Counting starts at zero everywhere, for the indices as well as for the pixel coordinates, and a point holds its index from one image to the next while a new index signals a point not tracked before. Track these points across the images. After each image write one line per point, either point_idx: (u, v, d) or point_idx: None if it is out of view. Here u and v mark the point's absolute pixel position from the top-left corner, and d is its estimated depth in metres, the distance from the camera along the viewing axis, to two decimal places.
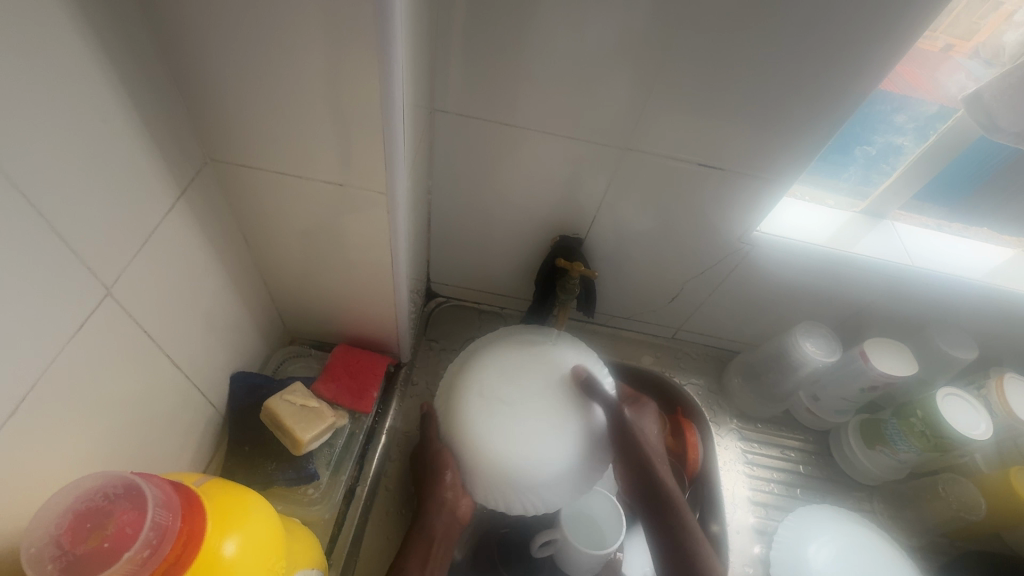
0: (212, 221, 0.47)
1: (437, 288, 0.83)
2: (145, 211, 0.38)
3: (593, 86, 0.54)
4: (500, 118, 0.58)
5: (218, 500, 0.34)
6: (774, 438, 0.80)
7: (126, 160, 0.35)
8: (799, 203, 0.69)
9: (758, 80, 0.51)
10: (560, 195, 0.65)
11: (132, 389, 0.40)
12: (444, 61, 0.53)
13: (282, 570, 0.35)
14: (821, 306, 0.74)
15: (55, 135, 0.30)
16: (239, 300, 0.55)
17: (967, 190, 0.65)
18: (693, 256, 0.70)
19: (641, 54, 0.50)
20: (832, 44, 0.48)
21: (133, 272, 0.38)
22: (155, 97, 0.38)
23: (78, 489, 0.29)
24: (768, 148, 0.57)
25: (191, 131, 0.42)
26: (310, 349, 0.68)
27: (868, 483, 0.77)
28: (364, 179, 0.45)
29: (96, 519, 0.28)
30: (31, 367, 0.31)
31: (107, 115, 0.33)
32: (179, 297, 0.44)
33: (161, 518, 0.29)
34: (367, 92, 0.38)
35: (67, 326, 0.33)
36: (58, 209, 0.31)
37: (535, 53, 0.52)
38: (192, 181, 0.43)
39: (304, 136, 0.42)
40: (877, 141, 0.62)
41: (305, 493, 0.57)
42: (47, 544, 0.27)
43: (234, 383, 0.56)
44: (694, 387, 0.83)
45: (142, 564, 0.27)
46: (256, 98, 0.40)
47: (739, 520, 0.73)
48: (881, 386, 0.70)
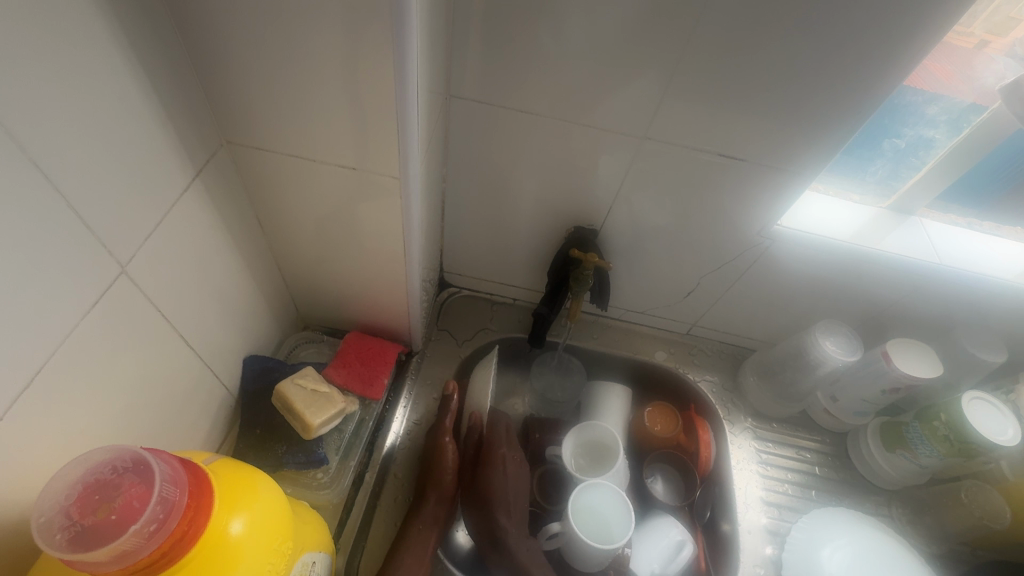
0: (227, 204, 0.48)
1: (450, 278, 0.83)
2: (161, 192, 0.38)
3: (612, 73, 0.52)
4: (516, 105, 0.57)
5: (225, 479, 0.34)
6: (790, 439, 0.78)
7: (142, 140, 0.36)
8: (822, 198, 0.67)
9: (784, 68, 0.49)
10: (576, 185, 0.64)
11: (146, 368, 0.41)
12: (461, 47, 0.53)
13: (288, 551, 0.36)
14: (843, 304, 0.72)
15: (72, 113, 0.30)
16: (253, 284, 0.56)
17: (1002, 187, 0.62)
18: (711, 250, 0.68)
19: (663, 39, 0.49)
20: (864, 31, 0.46)
21: (148, 252, 0.38)
22: (171, 76, 0.37)
23: (88, 462, 0.29)
24: (793, 138, 0.55)
25: (207, 112, 0.42)
26: (323, 335, 0.68)
27: (886, 487, 0.75)
28: (378, 165, 0.45)
29: (104, 492, 0.28)
30: (46, 343, 0.32)
31: (125, 93, 0.33)
32: (193, 278, 0.44)
33: (168, 493, 0.29)
34: (381, 76, 0.38)
35: (83, 300, 0.34)
36: (72, 186, 0.31)
37: (553, 39, 0.51)
38: (208, 163, 0.43)
39: (318, 120, 0.42)
40: (905, 134, 0.60)
41: (314, 477, 0.57)
42: (57, 514, 0.27)
43: (247, 366, 0.57)
44: (708, 384, 0.82)
45: (148, 538, 0.27)
46: (271, 81, 0.40)
47: (751, 520, 0.71)
48: (903, 388, 0.68)
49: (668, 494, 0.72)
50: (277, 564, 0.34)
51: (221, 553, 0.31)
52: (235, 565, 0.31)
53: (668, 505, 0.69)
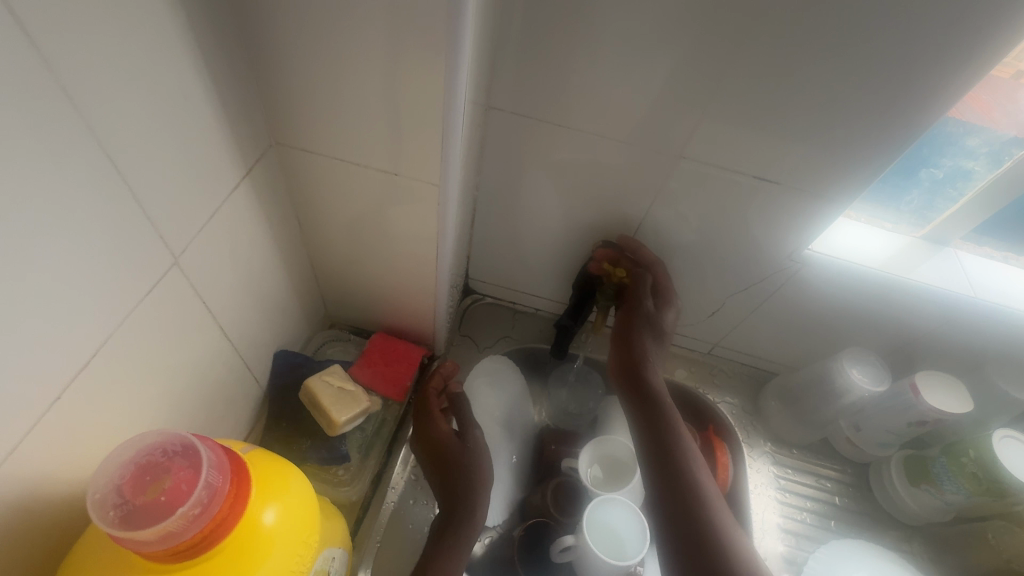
0: (271, 202, 0.49)
1: (474, 285, 0.84)
2: (215, 187, 0.40)
3: (651, 93, 0.53)
4: (553, 119, 0.58)
5: (260, 469, 0.35)
6: (810, 466, 0.77)
7: (202, 138, 0.37)
8: (855, 225, 0.67)
9: (825, 93, 0.49)
10: (606, 200, 0.65)
11: (187, 357, 0.42)
12: (504, 62, 0.54)
13: (315, 544, 0.36)
14: (870, 333, 0.71)
15: (148, 112, 0.32)
16: (288, 280, 0.57)
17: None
18: (738, 271, 0.68)
19: (704, 62, 0.50)
20: (908, 60, 0.46)
21: (198, 243, 0.40)
22: (232, 79, 0.39)
23: (141, 442, 0.30)
24: (829, 163, 0.55)
25: (261, 113, 0.44)
26: (349, 334, 0.69)
27: (909, 523, 0.73)
28: (419, 172, 0.46)
29: (155, 473, 0.29)
30: (102, 327, 0.33)
31: (191, 92, 0.35)
32: (235, 270, 0.46)
33: (213, 479, 0.29)
34: (431, 87, 0.39)
35: (138, 288, 0.35)
36: (142, 180, 0.33)
37: (595, 56, 0.52)
38: (259, 162, 0.45)
39: (366, 126, 0.43)
40: (944, 164, 0.59)
41: (336, 473, 0.58)
42: (110, 491, 0.28)
43: (277, 361, 0.58)
44: (728, 405, 0.81)
45: (193, 521, 0.28)
46: (324, 85, 0.41)
47: (767, 547, 0.70)
48: (930, 422, 0.67)
49: None
50: (304, 557, 0.35)
51: (255, 542, 0.32)
52: (267, 555, 0.32)
53: None
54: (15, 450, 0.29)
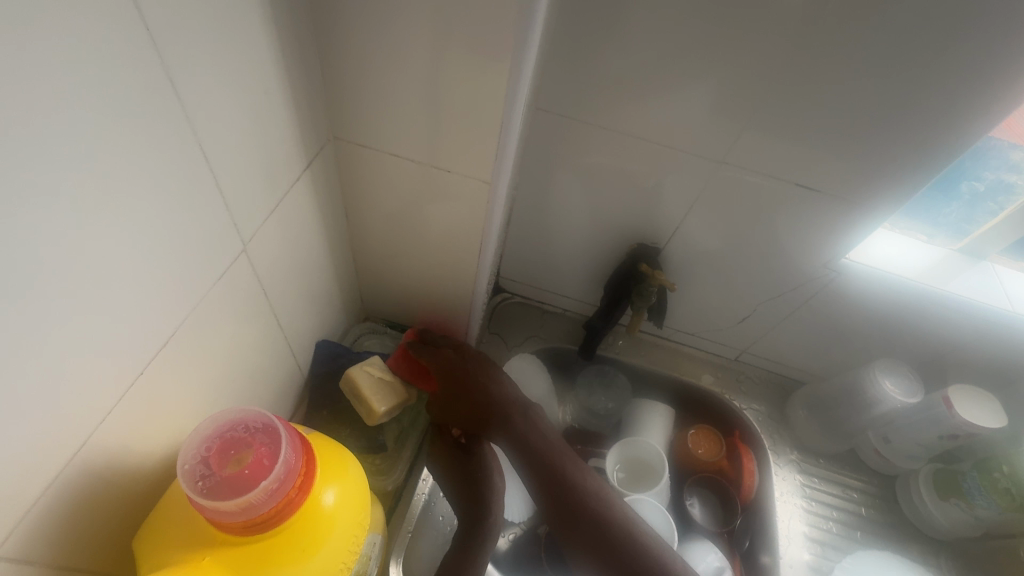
0: (324, 194, 0.50)
1: (503, 284, 0.84)
2: (281, 178, 0.41)
3: (700, 98, 0.54)
4: (597, 121, 0.59)
5: (321, 452, 0.36)
6: (836, 476, 0.77)
7: (274, 129, 0.38)
8: (892, 236, 0.66)
9: (874, 102, 0.50)
10: (643, 203, 0.66)
11: (246, 343, 0.43)
12: (552, 64, 0.55)
13: (367, 528, 0.38)
14: (903, 345, 0.71)
15: (233, 103, 0.33)
16: (332, 272, 0.58)
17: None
18: (771, 278, 0.68)
19: (754, 69, 0.50)
20: (962, 72, 0.46)
21: (264, 231, 0.41)
22: (302, 74, 0.41)
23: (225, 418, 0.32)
24: (872, 173, 0.55)
25: (323, 108, 0.45)
26: (385, 327, 0.71)
27: (937, 537, 0.73)
28: (472, 169, 0.47)
29: (238, 448, 0.31)
30: (181, 309, 0.34)
31: (268, 85, 0.36)
32: (291, 260, 0.47)
33: (290, 456, 0.31)
34: (495, 85, 0.40)
35: (212, 272, 0.36)
36: (223, 168, 0.34)
37: (647, 60, 0.52)
38: (317, 155, 0.47)
39: (424, 123, 0.45)
40: (986, 177, 0.59)
41: (371, 462, 0.60)
42: (197, 463, 0.30)
43: (319, 350, 0.59)
44: (754, 413, 0.81)
45: (271, 495, 0.29)
46: (387, 81, 0.42)
47: (793, 555, 0.70)
48: (962, 436, 0.66)
49: (707, 518, 0.71)
50: (358, 538, 0.36)
51: (319, 521, 0.33)
52: (328, 534, 0.33)
53: (706, 529, 0.69)
54: (96, 427, 0.30)
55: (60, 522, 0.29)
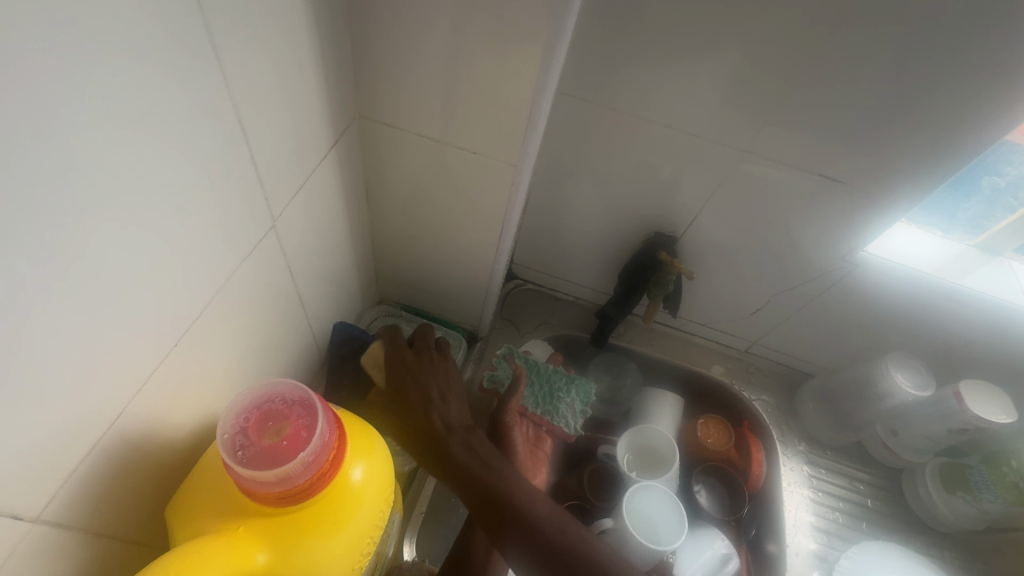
0: (348, 174, 0.50)
1: (516, 270, 0.84)
2: (309, 155, 0.41)
3: (725, 85, 0.53)
4: (620, 107, 0.58)
5: (349, 429, 0.36)
6: (843, 468, 0.78)
7: (304, 103, 0.38)
8: (909, 230, 0.66)
9: (904, 93, 0.49)
10: (662, 192, 0.65)
11: (271, 318, 0.44)
12: (576, 46, 0.54)
13: (391, 502, 0.38)
14: (916, 340, 0.71)
15: (268, 76, 0.33)
16: (351, 253, 0.58)
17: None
18: (787, 270, 0.68)
19: (784, 57, 0.49)
20: (994, 66, 0.46)
21: (292, 208, 0.41)
22: (333, 49, 0.40)
23: (261, 388, 0.32)
24: (895, 165, 0.55)
25: (350, 84, 0.45)
26: (400, 310, 0.71)
27: (941, 529, 0.74)
28: (497, 151, 0.47)
29: (275, 419, 0.31)
30: (214, 282, 0.34)
31: (301, 59, 0.36)
32: (313, 239, 0.47)
33: (326, 431, 0.31)
34: (526, 65, 0.40)
35: (244, 246, 0.36)
36: (258, 139, 0.34)
37: (674, 45, 0.52)
38: (344, 133, 0.46)
39: (452, 102, 0.44)
40: (1008, 173, 0.59)
41: (390, 443, 0.60)
42: (236, 432, 0.30)
43: (336, 331, 0.59)
44: (763, 404, 0.81)
45: (307, 468, 0.29)
46: (415, 57, 0.42)
47: (799, 544, 0.71)
48: (971, 430, 0.67)
49: (715, 506, 0.72)
50: (384, 513, 0.37)
51: (350, 495, 0.33)
52: (357, 508, 0.34)
53: (715, 517, 0.70)
54: (132, 398, 0.30)
55: (98, 490, 0.29)
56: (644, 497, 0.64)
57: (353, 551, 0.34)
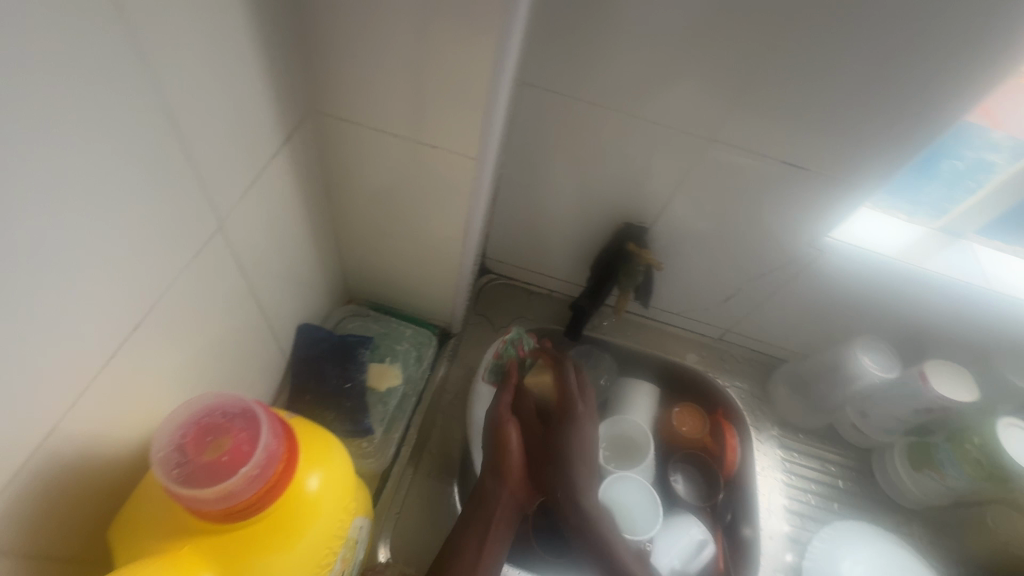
0: (304, 171, 0.48)
1: (489, 265, 0.83)
2: (258, 153, 0.39)
3: (688, 74, 0.53)
4: (585, 97, 0.57)
5: (304, 437, 0.35)
6: (815, 450, 0.79)
7: (247, 100, 0.36)
8: (873, 214, 0.67)
9: (864, 78, 0.49)
10: (630, 182, 0.65)
11: (224, 323, 0.42)
12: (538, 34, 0.53)
13: (352, 508, 0.37)
14: (883, 323, 0.72)
15: (202, 73, 0.31)
16: (314, 253, 0.57)
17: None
18: (756, 257, 0.68)
19: (745, 44, 0.49)
20: (951, 50, 0.46)
21: (240, 209, 0.39)
22: (277, 41, 0.38)
23: (200, 401, 0.30)
24: (859, 152, 0.55)
25: (300, 78, 0.43)
26: (368, 310, 0.69)
27: (910, 506, 0.75)
28: (457, 144, 0.46)
29: (214, 434, 0.30)
30: (154, 289, 0.33)
31: (242, 53, 0.34)
32: (268, 240, 0.45)
33: (271, 442, 0.30)
34: (479, 56, 0.38)
35: (186, 250, 0.35)
36: (196, 138, 0.32)
37: (636, 34, 0.51)
38: (296, 129, 0.44)
39: (408, 94, 0.43)
40: (967, 156, 0.60)
41: (359, 445, 0.59)
42: (172, 450, 0.29)
43: (301, 333, 0.58)
44: (738, 390, 0.82)
45: (251, 483, 0.28)
46: (366, 49, 0.40)
47: (773, 526, 0.72)
48: (937, 410, 0.68)
49: (691, 493, 0.72)
50: (344, 521, 0.36)
51: (304, 506, 0.32)
52: (313, 518, 0.32)
53: (690, 504, 0.71)
54: (65, 414, 0.28)
55: (29, 513, 0.28)
56: (622, 491, 0.64)
57: (310, 562, 0.33)
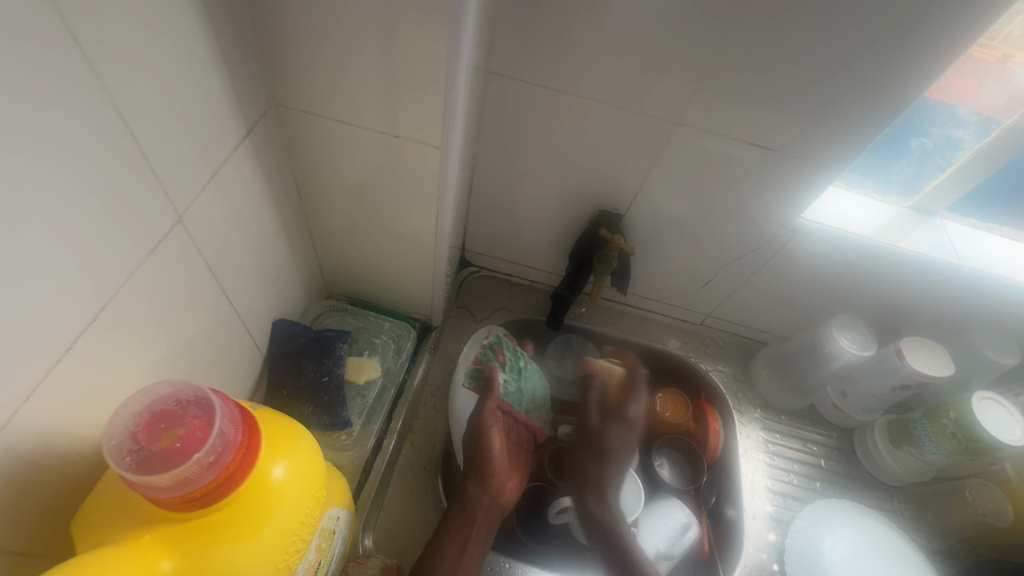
0: (270, 164, 0.48)
1: (470, 257, 0.84)
2: (217, 146, 0.39)
3: (652, 59, 0.53)
4: (553, 84, 0.57)
5: (268, 426, 0.35)
6: (797, 431, 0.80)
7: (203, 93, 0.36)
8: (845, 194, 0.67)
9: (826, 58, 0.49)
10: (603, 169, 0.65)
11: (190, 318, 0.42)
12: (503, 22, 0.53)
13: (322, 498, 0.38)
14: (860, 302, 0.73)
15: (151, 66, 0.31)
16: (286, 248, 0.57)
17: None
18: (732, 240, 0.69)
19: (708, 26, 0.49)
20: (909, 27, 0.46)
21: (201, 202, 0.39)
22: (232, 33, 0.38)
23: (155, 391, 0.31)
24: (826, 132, 0.55)
25: (260, 71, 0.43)
26: (346, 304, 0.69)
27: (891, 483, 0.76)
28: (421, 134, 0.46)
29: (169, 421, 0.30)
30: (111, 283, 0.33)
31: (195, 47, 0.34)
32: (235, 234, 0.45)
33: (226, 429, 0.30)
34: (435, 44, 0.39)
35: (145, 244, 0.35)
36: (148, 132, 0.32)
37: (599, 19, 0.51)
38: (258, 123, 0.44)
39: (369, 84, 0.43)
40: (934, 133, 0.60)
41: (337, 438, 0.59)
42: (125, 438, 0.29)
43: (276, 329, 0.58)
44: (720, 374, 0.83)
45: (207, 469, 0.29)
46: (323, 40, 0.40)
47: (756, 507, 0.72)
48: (914, 386, 0.69)
49: (675, 477, 0.73)
50: (313, 510, 0.36)
51: (267, 494, 0.32)
52: (278, 506, 0.33)
53: (675, 488, 0.71)
54: (19, 408, 0.28)
55: None
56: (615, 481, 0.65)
57: (277, 550, 0.33)
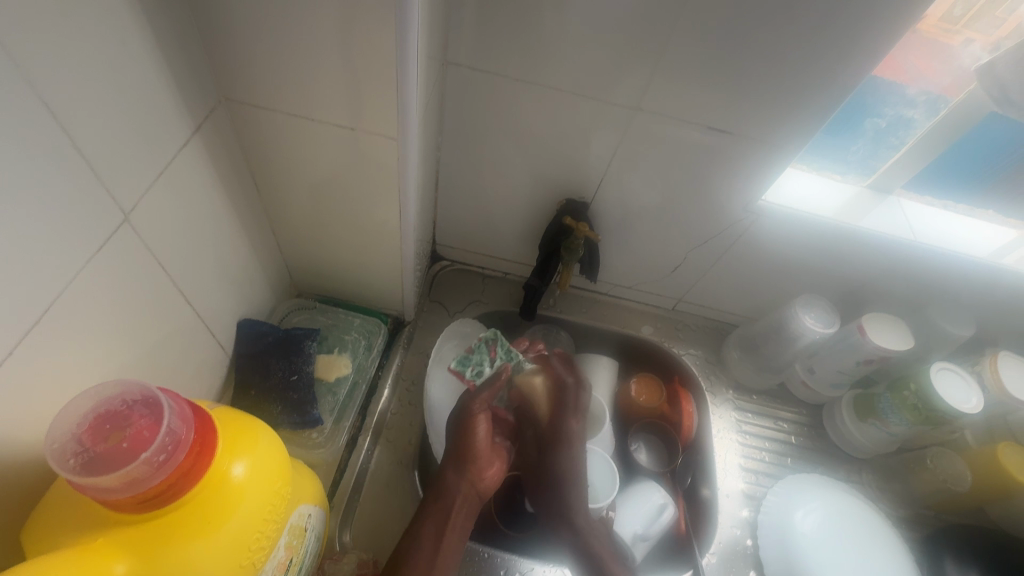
0: (224, 161, 0.48)
1: (442, 251, 0.84)
2: (163, 143, 0.39)
3: (607, 46, 0.53)
4: (511, 74, 0.57)
5: (227, 423, 0.35)
6: (768, 409, 0.82)
7: (143, 89, 0.36)
8: (804, 175, 0.69)
9: (776, 41, 0.50)
10: (567, 158, 0.65)
11: (145, 319, 0.41)
12: (457, 12, 0.53)
13: (287, 494, 0.37)
14: (823, 280, 0.74)
15: (81, 61, 0.30)
16: (248, 246, 0.56)
17: (991, 164, 0.63)
18: (697, 225, 0.70)
19: (658, 12, 0.50)
20: (853, 9, 0.47)
21: (150, 201, 0.39)
22: (171, 27, 0.37)
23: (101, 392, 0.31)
24: (780, 114, 0.56)
25: (206, 66, 0.42)
26: (315, 302, 0.69)
27: (859, 455, 0.78)
28: (375, 126, 0.45)
29: (115, 421, 0.30)
30: (53, 284, 0.32)
31: (130, 41, 0.33)
32: (190, 232, 0.45)
33: (176, 427, 0.30)
34: (383, 32, 0.38)
35: (88, 244, 0.34)
36: (83, 130, 0.32)
37: (552, 7, 0.51)
38: (207, 118, 0.44)
39: (319, 76, 0.42)
40: (887, 113, 0.61)
41: (309, 436, 0.59)
42: (70, 440, 0.29)
43: (241, 330, 0.57)
44: (692, 357, 0.84)
45: (158, 468, 0.29)
46: (269, 32, 0.40)
47: (729, 485, 0.74)
48: (876, 360, 0.71)
49: (651, 460, 0.75)
50: (277, 507, 0.36)
51: (226, 492, 0.32)
52: (238, 504, 0.33)
53: (650, 471, 0.72)
54: None
55: None
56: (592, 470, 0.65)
57: (240, 547, 0.33)
